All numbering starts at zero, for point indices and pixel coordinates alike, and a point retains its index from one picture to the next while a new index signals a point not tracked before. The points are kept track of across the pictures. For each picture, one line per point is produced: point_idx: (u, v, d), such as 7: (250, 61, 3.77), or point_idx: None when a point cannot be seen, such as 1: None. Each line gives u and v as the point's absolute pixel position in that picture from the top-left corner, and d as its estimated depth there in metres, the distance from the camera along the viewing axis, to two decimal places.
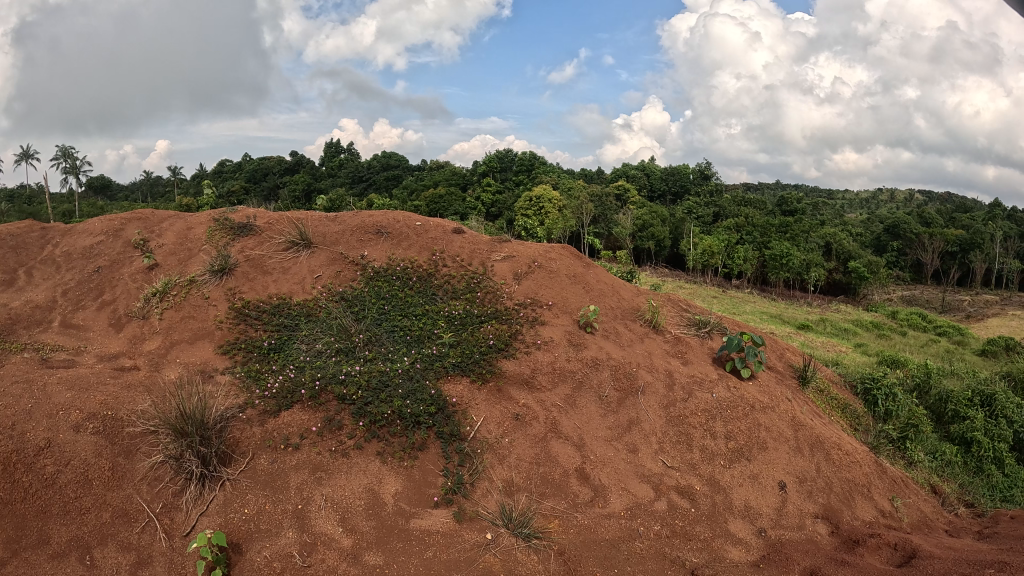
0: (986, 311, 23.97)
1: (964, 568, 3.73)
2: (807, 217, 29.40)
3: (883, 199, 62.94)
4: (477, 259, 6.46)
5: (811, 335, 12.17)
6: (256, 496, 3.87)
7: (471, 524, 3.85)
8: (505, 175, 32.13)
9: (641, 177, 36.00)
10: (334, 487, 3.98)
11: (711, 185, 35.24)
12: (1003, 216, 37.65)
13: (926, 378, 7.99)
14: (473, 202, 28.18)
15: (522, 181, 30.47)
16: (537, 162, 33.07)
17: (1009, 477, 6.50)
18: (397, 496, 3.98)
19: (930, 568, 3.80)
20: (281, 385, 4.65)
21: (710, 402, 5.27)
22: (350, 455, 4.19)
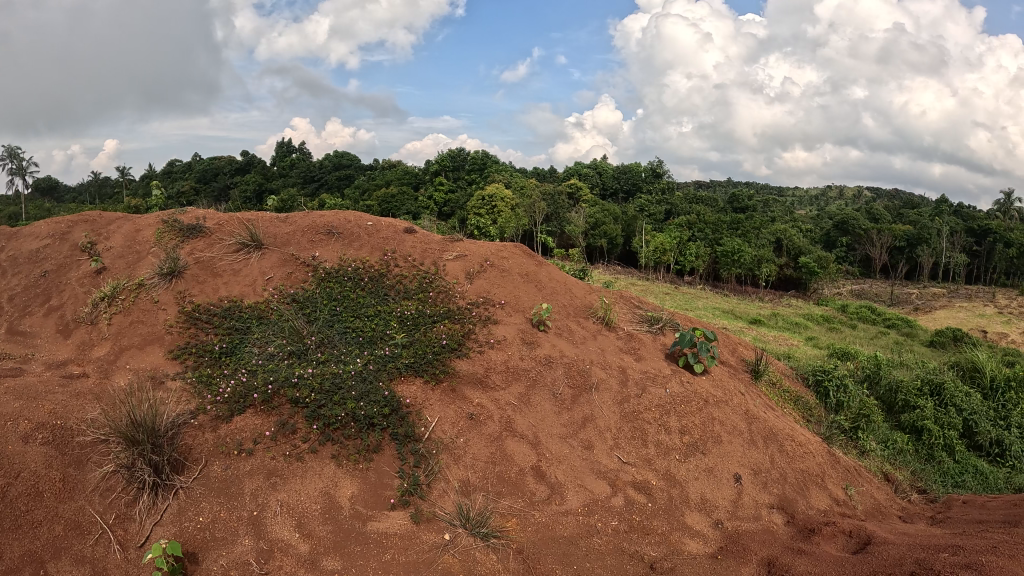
0: (933, 303, 24.77)
1: (918, 553, 3.84)
2: (758, 214, 30.07)
3: (833, 196, 64.56)
4: (429, 259, 6.42)
5: (762, 329, 12.43)
6: (211, 504, 3.78)
7: (429, 525, 3.83)
8: (457, 173, 32.07)
9: (594, 177, 36.32)
10: (289, 492, 3.92)
11: (663, 184, 35.75)
12: (949, 212, 38.85)
13: (875, 369, 8.23)
14: (425, 201, 28.13)
15: (475, 180, 30.52)
16: (489, 161, 33.18)
17: (959, 463, 6.74)
18: (353, 499, 3.94)
19: (885, 554, 3.90)
20: (233, 390, 4.55)
21: (664, 398, 5.34)
22: (304, 459, 4.13)
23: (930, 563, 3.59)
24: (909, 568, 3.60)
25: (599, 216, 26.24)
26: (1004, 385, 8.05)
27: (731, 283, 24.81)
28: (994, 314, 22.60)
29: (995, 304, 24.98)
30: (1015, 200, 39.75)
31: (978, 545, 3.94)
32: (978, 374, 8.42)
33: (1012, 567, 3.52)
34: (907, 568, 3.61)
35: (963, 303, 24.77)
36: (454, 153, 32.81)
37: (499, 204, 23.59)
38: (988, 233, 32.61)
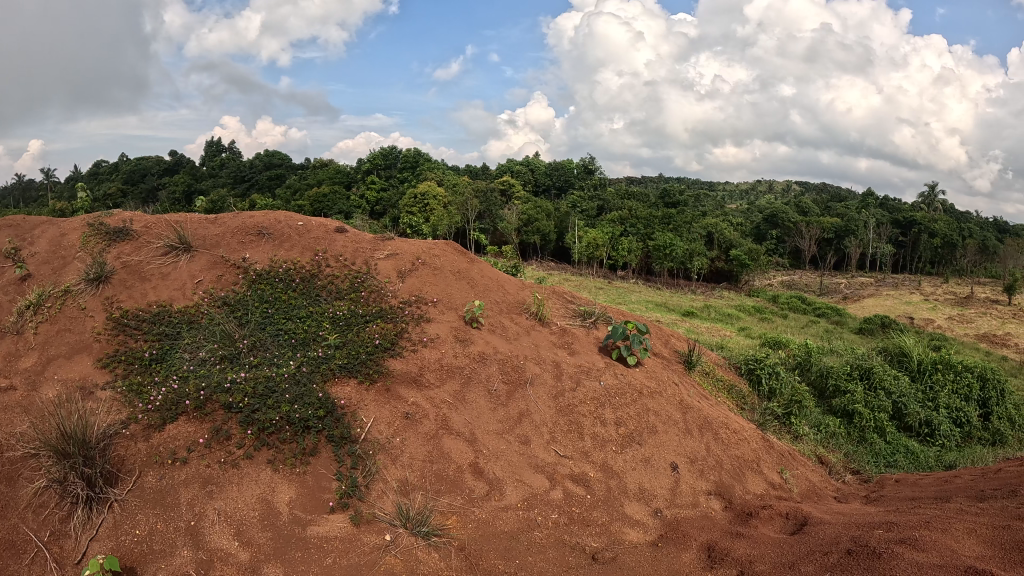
0: (860, 292, 25.77)
1: (854, 531, 4.02)
2: (690, 210, 30.80)
3: (764, 191, 66.64)
4: (361, 258, 6.35)
5: (695, 321, 12.77)
6: (147, 516, 3.68)
7: (370, 527, 3.80)
8: (389, 172, 31.87)
9: (527, 173, 36.63)
10: (226, 500, 3.83)
11: (596, 180, 36.34)
12: (874, 204, 40.51)
13: (807, 357, 8.56)
14: (358, 200, 28.02)
15: (407, 179, 30.40)
16: (422, 159, 33.07)
17: (890, 444, 7.05)
18: (291, 504, 3.87)
19: (821, 533, 4.07)
20: (164, 397, 4.41)
21: (598, 390, 5.42)
22: (240, 466, 4.05)
23: (865, 540, 3.77)
24: (844, 545, 3.76)
25: (532, 212, 26.55)
26: (931, 368, 8.48)
27: (664, 276, 25.40)
28: (919, 300, 23.68)
29: (919, 292, 26.20)
30: (935, 192, 41.77)
31: (909, 521, 4.16)
32: (906, 358, 8.83)
33: (941, 542, 3.74)
34: (843, 545, 3.78)
35: (888, 291, 25.87)
36: (386, 151, 32.60)
37: (432, 202, 23.77)
38: (913, 224, 34.16)
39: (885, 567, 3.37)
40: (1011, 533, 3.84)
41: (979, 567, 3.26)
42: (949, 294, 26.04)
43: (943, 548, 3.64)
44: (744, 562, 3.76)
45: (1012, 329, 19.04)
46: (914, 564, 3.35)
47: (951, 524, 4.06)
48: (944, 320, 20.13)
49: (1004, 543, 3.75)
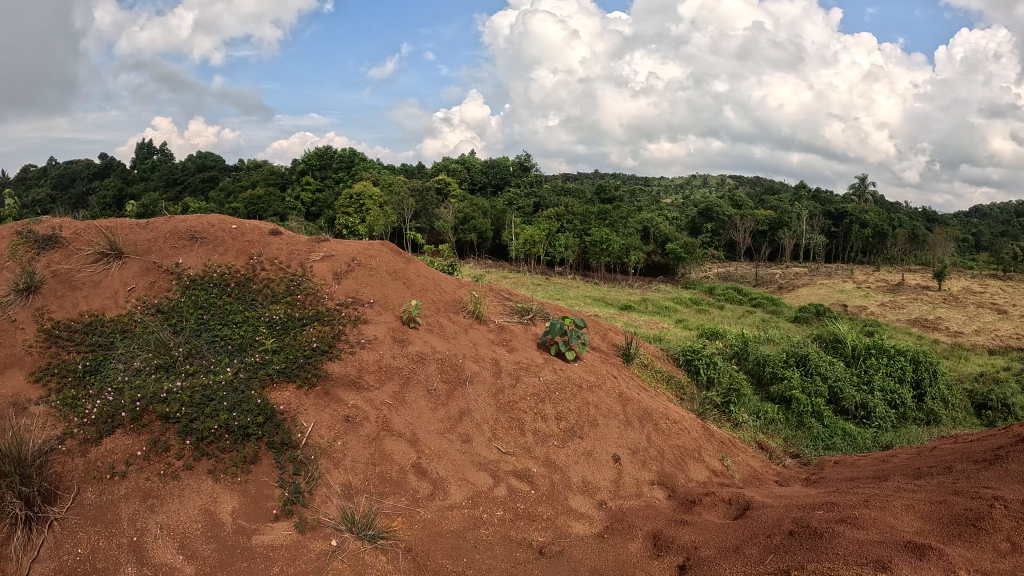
0: (795, 281, 26.59)
1: (795, 513, 4.17)
2: (626, 205, 31.29)
3: (699, 185, 68.28)
4: (296, 261, 6.24)
5: (634, 314, 13.00)
6: (88, 533, 3.58)
7: (315, 533, 3.74)
8: (325, 172, 31.42)
9: (463, 171, 36.61)
10: (168, 513, 3.73)
11: (531, 177, 36.59)
12: (806, 196, 41.86)
13: (743, 346, 8.82)
14: (293, 201, 27.78)
15: (343, 179, 30.02)
16: (358, 159, 32.68)
17: (827, 427, 7.30)
18: (234, 513, 3.79)
19: (763, 516, 4.20)
20: (99, 410, 4.24)
21: (538, 386, 5.46)
22: (180, 477, 3.94)
23: (806, 521, 3.90)
24: (786, 527, 3.89)
25: (468, 211, 26.53)
26: (865, 353, 8.85)
27: (601, 271, 25.73)
28: (852, 288, 24.57)
29: (852, 280, 27.20)
30: (864, 184, 43.39)
31: (848, 501, 4.33)
32: (841, 345, 9.18)
33: (880, 519, 3.92)
34: (785, 527, 3.90)
35: (822, 280, 26.78)
36: (321, 151, 32.11)
37: (367, 202, 23.55)
38: (844, 215, 35.48)
39: (827, 545, 3.51)
40: (947, 507, 4.05)
41: (919, 543, 3.45)
42: (881, 282, 27.09)
43: (880, 526, 3.82)
44: (690, 548, 3.85)
45: (940, 313, 19.94)
46: (856, 542, 3.51)
47: (889, 502, 4.26)
48: (877, 306, 20.94)
49: (940, 517, 3.96)
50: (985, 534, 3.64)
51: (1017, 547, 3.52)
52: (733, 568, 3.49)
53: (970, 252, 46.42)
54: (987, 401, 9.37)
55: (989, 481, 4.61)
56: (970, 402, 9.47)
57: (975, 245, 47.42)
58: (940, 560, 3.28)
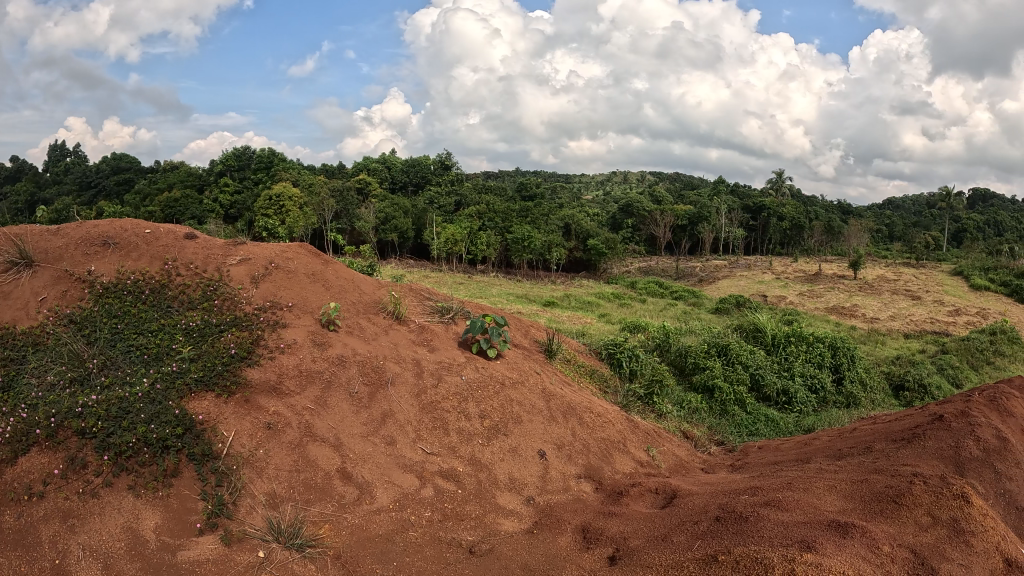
0: (715, 274, 27.40)
1: (720, 499, 4.31)
2: (548, 202, 31.66)
3: (619, 181, 69.77)
4: (213, 265, 5.99)
5: (556, 310, 13.18)
6: (8, 559, 3.39)
7: (241, 545, 3.63)
8: (243, 173, 30.59)
9: (383, 171, 36.23)
10: (90, 533, 3.56)
11: (452, 177, 36.60)
12: (724, 191, 43.29)
13: (665, 339, 9.04)
14: (210, 204, 26.96)
15: (263, 180, 29.32)
16: (277, 159, 31.93)
17: (749, 414, 7.58)
18: (158, 529, 3.63)
19: (690, 503, 4.33)
20: (12, 428, 3.98)
21: (460, 385, 5.45)
22: (100, 495, 3.76)
23: (731, 506, 4.03)
24: (712, 513, 4.01)
25: (389, 210, 26.40)
26: (784, 341, 9.24)
27: (524, 268, 25.95)
28: (770, 279, 25.50)
29: (770, 271, 28.20)
30: (780, 178, 45.08)
31: (772, 484, 4.50)
32: (761, 334, 9.54)
33: (803, 501, 4.09)
34: (711, 513, 4.02)
35: (740, 272, 27.70)
36: (239, 152, 31.26)
37: (287, 203, 23.73)
38: (761, 209, 36.85)
39: (753, 529, 3.63)
40: (868, 486, 4.28)
41: (843, 522, 3.62)
42: (799, 272, 28.18)
43: (803, 507, 3.98)
44: (619, 539, 3.93)
45: (856, 301, 20.89)
46: (781, 524, 3.66)
47: (812, 483, 4.45)
48: (794, 296, 21.85)
49: (862, 495, 4.17)
50: (906, 509, 3.86)
51: (936, 521, 3.74)
52: (663, 555, 3.58)
53: (883, 242, 48.93)
54: (904, 383, 9.91)
55: (908, 459, 4.89)
56: (889, 384, 9.99)
57: (888, 236, 49.98)
58: (863, 537, 3.45)
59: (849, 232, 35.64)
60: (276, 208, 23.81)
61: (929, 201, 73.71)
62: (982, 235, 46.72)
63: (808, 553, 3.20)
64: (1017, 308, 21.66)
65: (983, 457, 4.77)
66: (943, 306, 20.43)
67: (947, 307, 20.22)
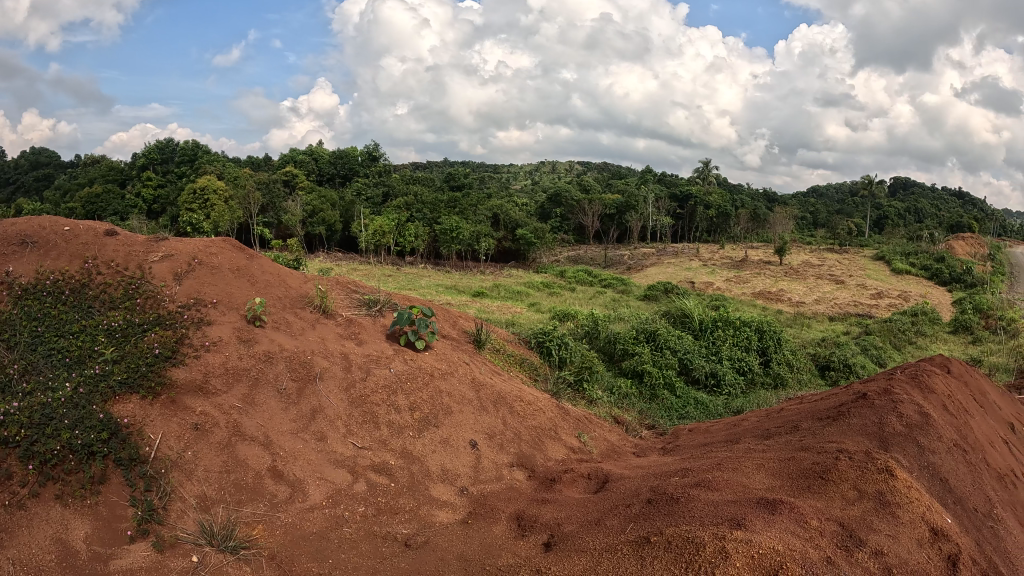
0: (643, 262, 27.91)
1: (652, 481, 4.42)
2: (476, 193, 31.64)
3: (548, 171, 70.46)
4: (134, 262, 5.66)
5: (486, 300, 13.23)
6: None
7: (174, 551, 3.52)
8: (165, 167, 29.57)
9: (310, 162, 35.54)
10: (17, 546, 3.36)
11: (380, 168, 36.18)
12: (652, 180, 44.19)
13: (594, 326, 9.18)
14: (132, 199, 25.97)
15: (187, 172, 28.36)
16: (201, 151, 30.91)
17: (678, 397, 7.79)
18: (88, 539, 3.48)
19: (622, 487, 4.44)
20: None
21: (388, 377, 5.41)
22: (26, 506, 3.54)
23: (663, 489, 4.13)
24: (644, 496, 4.10)
25: (316, 203, 25.54)
26: (711, 326, 9.54)
27: (453, 259, 25.89)
28: (698, 266, 26.14)
29: (698, 258, 28.89)
30: (707, 167, 46.21)
31: (702, 465, 4.63)
32: (689, 319, 9.82)
33: (733, 480, 4.24)
34: (643, 496, 4.12)
35: (668, 259, 28.30)
36: (162, 144, 30.17)
37: (212, 197, 22.74)
38: (688, 197, 37.75)
39: (684, 510, 3.74)
40: (796, 463, 4.45)
41: (771, 499, 3.75)
42: (726, 259, 28.92)
43: (733, 486, 4.12)
44: (553, 525, 3.98)
45: (781, 286, 21.63)
46: (711, 504, 3.78)
47: (741, 463, 4.61)
48: (721, 281, 22.49)
49: (789, 472, 4.35)
50: (833, 485, 4.03)
51: (863, 494, 3.92)
52: (597, 539, 3.64)
53: (808, 228, 50.87)
54: (829, 363, 10.36)
55: (833, 436, 5.12)
56: (816, 364, 10.42)
57: (812, 223, 51.93)
58: (791, 513, 3.60)
59: (772, 219, 36.86)
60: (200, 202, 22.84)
61: (850, 188, 76.74)
62: (898, 221, 48.92)
63: (738, 531, 3.31)
64: (934, 290, 22.80)
65: (905, 432, 5.03)
66: (866, 289, 21.37)
67: (869, 291, 21.11)
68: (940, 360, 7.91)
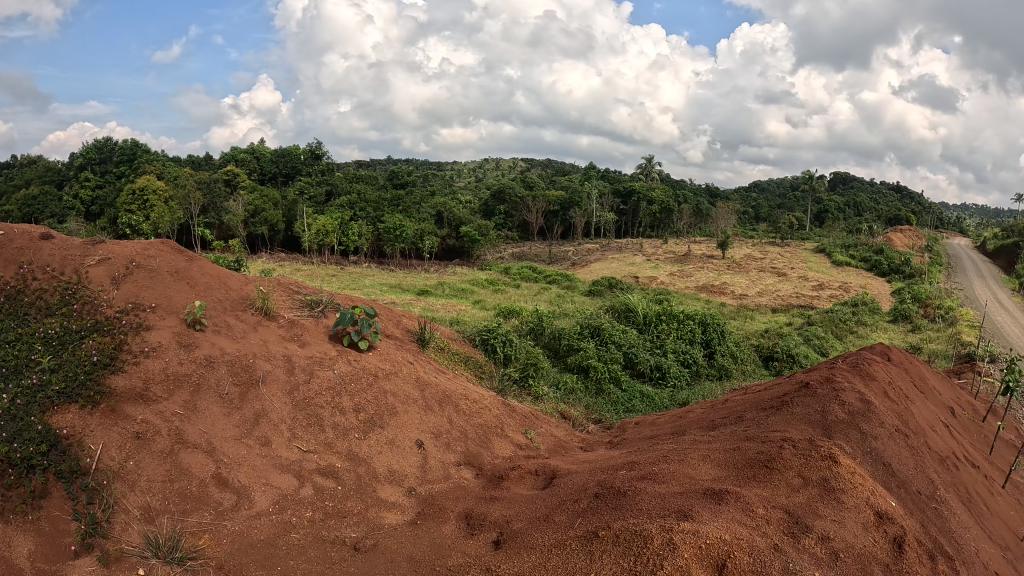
0: (588, 257, 28.12)
1: (599, 475, 4.48)
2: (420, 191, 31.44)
3: (493, 168, 70.50)
4: (69, 266, 5.39)
5: (430, 298, 13.15)
6: None
7: (119, 566, 3.41)
8: (104, 167, 28.87)
9: (251, 161, 34.82)
10: None
11: (322, 166, 35.63)
12: (596, 176, 44.63)
13: (538, 323, 9.24)
14: (70, 201, 25.17)
15: (126, 172, 27.45)
16: (142, 150, 30.21)
17: (624, 391, 7.91)
18: (30, 556, 3.35)
19: (570, 482, 4.49)
20: None
21: (332, 379, 5.34)
22: None
23: (610, 483, 4.19)
24: (592, 490, 4.16)
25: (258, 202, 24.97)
26: (655, 320, 9.71)
27: (397, 258, 25.66)
28: (642, 261, 26.50)
29: (642, 253, 29.24)
30: (650, 163, 46.89)
31: (649, 458, 4.71)
32: (633, 314, 9.98)
33: (680, 471, 4.32)
34: (590, 490, 4.17)
35: (612, 255, 28.62)
36: (100, 143, 29.62)
37: (152, 198, 22.02)
38: (632, 193, 38.23)
39: (631, 503, 3.80)
40: (742, 453, 4.57)
41: (717, 490, 3.84)
42: (670, 254, 29.35)
43: (680, 478, 4.21)
44: (502, 522, 4.00)
45: (724, 279, 22.13)
46: (658, 496, 3.85)
47: (687, 454, 4.70)
48: (665, 276, 22.88)
49: (735, 462, 4.46)
50: (778, 473, 4.15)
51: (808, 481, 4.05)
52: (546, 536, 3.67)
53: (750, 222, 52.16)
54: (771, 354, 10.66)
55: (777, 425, 5.27)
56: (759, 355, 10.71)
57: (754, 217, 53.19)
58: (737, 503, 3.69)
59: (714, 214, 37.63)
60: (140, 203, 22.14)
61: (789, 184, 78.83)
62: (837, 214, 50.44)
63: (685, 522, 3.38)
64: (873, 282, 23.60)
65: (847, 419, 5.20)
66: (806, 281, 22.03)
67: (810, 283, 21.71)
68: (880, 349, 8.21)
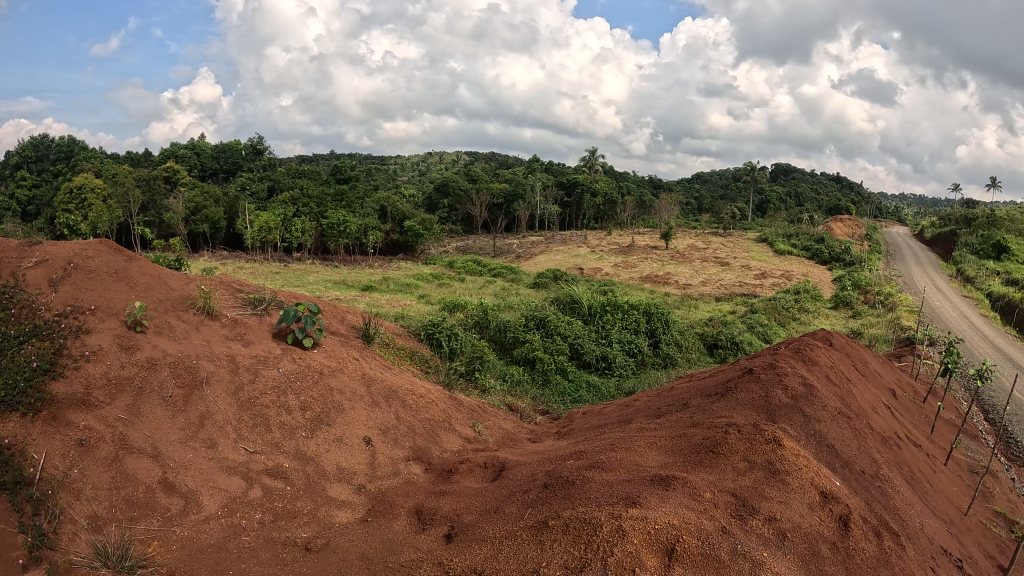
0: (533, 250, 28.28)
1: (548, 466, 4.55)
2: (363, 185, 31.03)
3: (438, 161, 70.13)
4: (5, 269, 5.10)
5: (375, 294, 13.04)
6: None
7: None
8: (40, 165, 28.09)
9: (190, 157, 33.85)
10: None
11: (262, 162, 34.85)
12: (541, 169, 44.85)
13: (483, 316, 9.26)
14: (6, 201, 24.52)
15: (59, 170, 26.40)
16: (79, 147, 29.36)
17: (571, 382, 8.02)
18: None
19: (518, 473, 4.55)
20: None
21: (277, 378, 5.27)
22: None
23: (558, 473, 4.26)
24: (541, 481, 4.22)
25: (199, 199, 24.30)
26: (599, 311, 9.85)
27: (341, 253, 25.33)
28: (586, 253, 26.80)
29: (586, 245, 29.57)
30: (593, 155, 47.32)
31: (597, 447, 4.80)
32: (578, 305, 10.10)
33: (627, 459, 4.43)
34: (539, 481, 4.24)
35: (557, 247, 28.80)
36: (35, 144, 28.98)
37: (89, 196, 21.28)
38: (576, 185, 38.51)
39: (580, 492, 3.87)
40: (688, 439, 4.70)
41: (664, 476, 3.95)
42: (614, 245, 29.75)
43: (627, 466, 4.31)
44: (452, 516, 4.04)
45: (668, 269, 22.58)
46: (606, 484, 3.94)
47: (634, 442, 4.81)
48: (610, 267, 23.20)
49: (682, 448, 4.58)
50: (723, 458, 4.29)
51: (753, 464, 4.20)
52: (496, 528, 3.72)
53: (692, 213, 53.22)
54: (715, 341, 10.94)
55: (721, 411, 5.43)
56: (704, 343, 10.98)
57: (697, 208, 54.22)
58: (684, 487, 3.80)
59: (657, 206, 38.26)
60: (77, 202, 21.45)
61: (731, 176, 80.51)
62: (778, 204, 51.88)
63: (633, 509, 3.48)
64: (814, 270, 24.39)
65: (791, 404, 5.39)
66: (749, 270, 22.64)
67: (753, 272, 22.31)
68: (822, 335, 8.51)
